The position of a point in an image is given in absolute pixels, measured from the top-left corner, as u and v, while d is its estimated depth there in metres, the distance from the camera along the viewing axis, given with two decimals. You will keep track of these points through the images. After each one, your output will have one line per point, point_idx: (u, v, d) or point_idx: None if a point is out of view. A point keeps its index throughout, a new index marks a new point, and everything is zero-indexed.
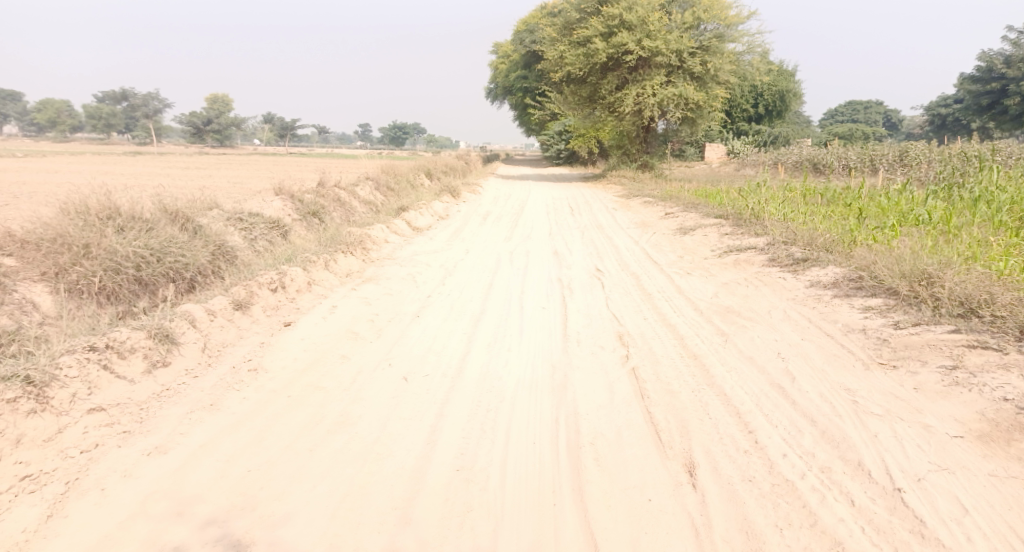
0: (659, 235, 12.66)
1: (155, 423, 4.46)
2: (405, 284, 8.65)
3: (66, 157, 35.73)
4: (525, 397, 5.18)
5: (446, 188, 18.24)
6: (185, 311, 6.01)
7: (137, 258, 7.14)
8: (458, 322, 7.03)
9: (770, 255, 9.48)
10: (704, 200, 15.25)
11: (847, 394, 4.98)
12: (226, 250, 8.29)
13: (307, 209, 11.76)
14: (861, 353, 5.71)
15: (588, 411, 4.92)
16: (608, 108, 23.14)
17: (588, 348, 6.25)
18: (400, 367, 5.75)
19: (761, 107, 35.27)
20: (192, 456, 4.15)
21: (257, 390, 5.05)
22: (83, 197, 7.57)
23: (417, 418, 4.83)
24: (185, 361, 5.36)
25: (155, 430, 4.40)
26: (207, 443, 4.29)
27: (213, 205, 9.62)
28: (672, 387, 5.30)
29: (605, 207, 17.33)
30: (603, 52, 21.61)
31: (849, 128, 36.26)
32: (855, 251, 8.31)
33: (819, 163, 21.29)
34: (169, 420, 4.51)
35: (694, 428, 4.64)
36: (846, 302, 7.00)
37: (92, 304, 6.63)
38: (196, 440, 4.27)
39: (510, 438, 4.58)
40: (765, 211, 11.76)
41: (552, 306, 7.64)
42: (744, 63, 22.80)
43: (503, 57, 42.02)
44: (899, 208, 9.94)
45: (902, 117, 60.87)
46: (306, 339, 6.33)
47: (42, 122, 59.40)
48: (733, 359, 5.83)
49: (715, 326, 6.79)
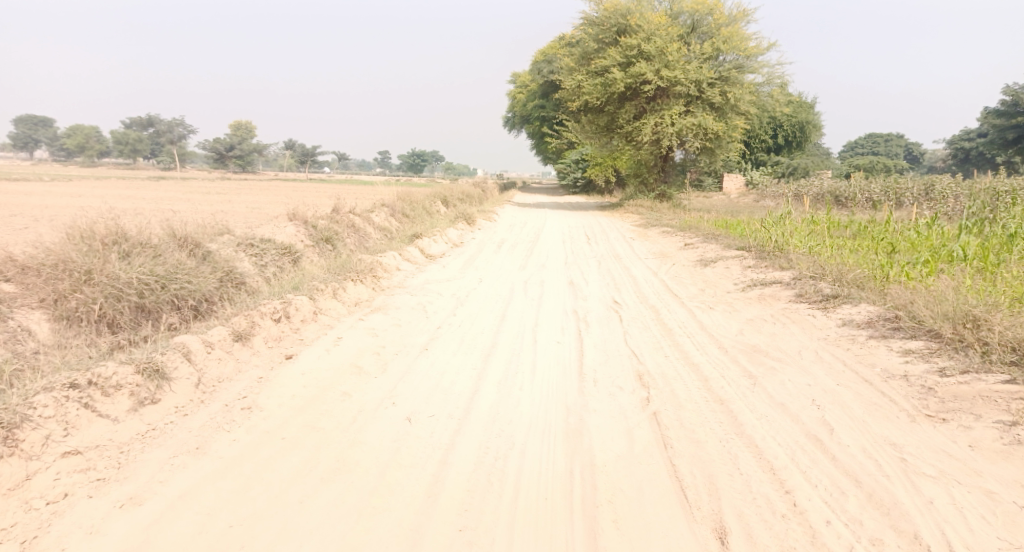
0: (678, 267, 12.27)
1: (133, 469, 4.10)
2: (415, 314, 8.32)
3: (94, 181, 36.06)
4: (536, 444, 4.78)
5: (462, 215, 17.98)
6: (180, 342, 5.68)
7: (140, 285, 6.89)
8: (468, 357, 6.68)
9: (796, 291, 9.05)
10: (724, 231, 14.83)
11: (894, 449, 4.55)
12: (235, 277, 8.04)
13: (320, 235, 11.53)
14: (906, 403, 5.27)
15: (606, 463, 4.51)
16: (626, 137, 22.93)
17: (605, 388, 5.85)
18: (404, 407, 5.39)
19: (781, 138, 34.90)
20: (168, 508, 3.77)
21: (248, 430, 4.68)
22: (92, 221, 7.35)
23: (419, 467, 4.47)
24: (176, 398, 4.99)
25: (131, 476, 4.04)
26: (188, 493, 3.93)
27: (223, 231, 9.40)
28: (697, 436, 4.90)
29: (622, 236, 16.99)
30: (621, 81, 21.44)
31: (871, 160, 35.79)
32: (889, 289, 7.88)
33: (842, 196, 20.88)
34: (148, 466, 4.14)
35: (723, 486, 4.22)
36: (883, 344, 6.57)
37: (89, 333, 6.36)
38: (174, 489, 3.90)
39: (519, 492, 4.19)
40: (790, 244, 11.34)
41: (567, 340, 7.27)
42: (764, 94, 22.50)
43: (520, 87, 42.00)
44: (930, 244, 9.52)
45: (923, 150, 60.37)
46: (307, 373, 5.99)
47: (69, 147, 60.13)
48: (763, 405, 5.41)
49: (742, 367, 6.38)
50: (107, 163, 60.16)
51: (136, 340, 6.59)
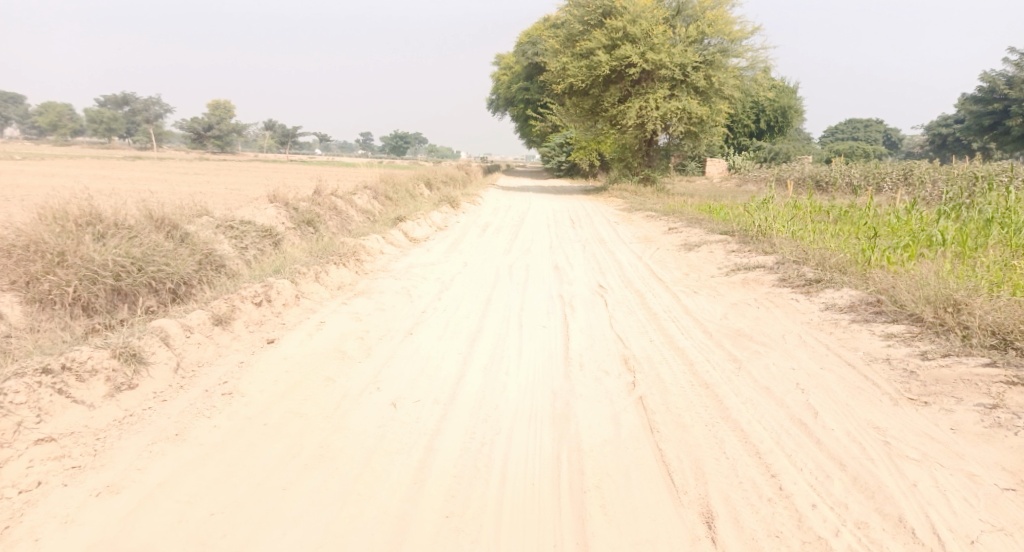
0: (662, 251, 12.26)
1: (109, 457, 4.00)
2: (399, 298, 8.24)
3: (71, 162, 35.32)
4: (523, 428, 4.75)
5: (445, 198, 17.83)
6: (159, 326, 5.54)
7: (116, 268, 6.75)
8: (453, 342, 6.64)
9: (780, 275, 9.07)
10: (707, 216, 14.83)
11: (878, 432, 4.57)
12: (214, 259, 7.91)
13: (302, 217, 11.37)
14: (888, 387, 5.29)
15: (592, 448, 4.48)
16: (610, 120, 22.86)
17: (591, 373, 5.83)
18: (389, 393, 5.34)
19: (763, 123, 34.95)
20: (147, 497, 3.69)
21: (229, 415, 4.60)
22: (65, 202, 7.18)
23: (404, 453, 4.42)
24: (154, 383, 4.88)
25: (108, 464, 3.94)
26: (167, 481, 3.85)
27: (202, 212, 9.23)
28: (683, 420, 4.89)
29: (606, 220, 16.96)
30: (606, 64, 21.32)
31: (851, 146, 36.02)
32: (872, 274, 7.92)
33: (823, 180, 20.98)
34: (125, 453, 4.04)
35: (710, 470, 4.22)
36: (866, 328, 6.60)
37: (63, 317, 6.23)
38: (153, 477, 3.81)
39: (506, 478, 4.15)
40: (773, 228, 11.37)
41: (552, 325, 7.23)
42: (747, 78, 22.49)
43: (504, 69, 41.66)
44: (911, 229, 9.57)
45: (902, 136, 60.89)
46: (289, 358, 5.92)
47: (42, 125, 58.90)
48: (747, 389, 5.41)
49: (726, 351, 6.38)
50: (83, 143, 58.93)
51: (112, 324, 6.46)
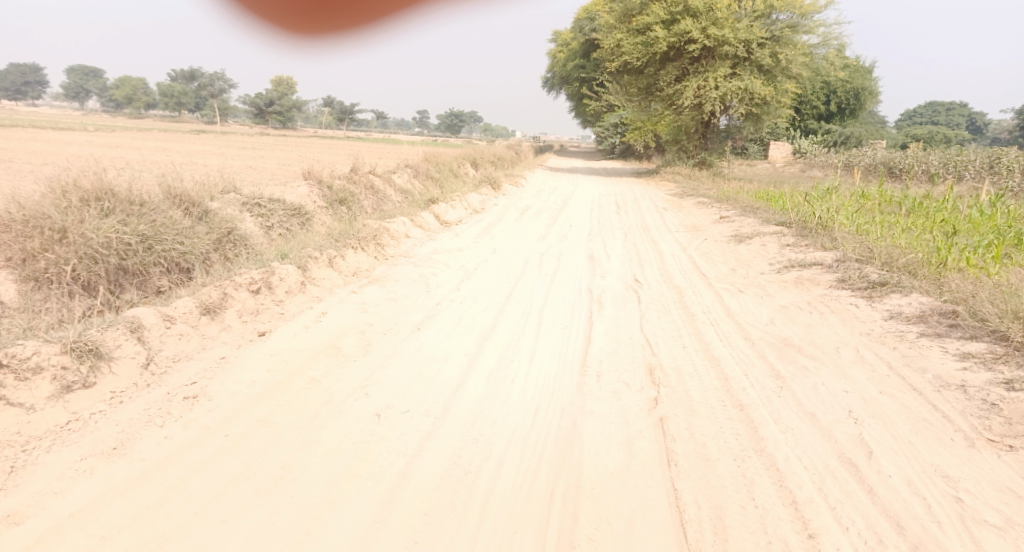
0: (711, 242, 11.37)
1: (30, 475, 3.69)
2: (414, 287, 7.62)
3: (134, 134, 36.01)
4: (516, 455, 4.11)
5: (488, 179, 17.16)
6: (132, 316, 5.20)
7: (120, 246, 6.15)
8: (463, 339, 5.99)
9: (839, 275, 8.14)
10: (764, 204, 13.78)
11: (946, 486, 3.79)
12: (233, 238, 7.41)
13: (336, 196, 10.89)
14: (963, 422, 4.48)
15: (592, 486, 3.81)
16: (667, 100, 21.77)
17: (609, 385, 5.11)
18: (376, 399, 4.74)
19: (833, 105, 32.96)
20: (54, 530, 3.34)
21: (184, 426, 4.21)
22: (75, 173, 6.61)
23: (375, 479, 3.84)
24: (114, 382, 4.64)
25: (25, 484, 3.63)
26: (85, 509, 3.48)
27: (229, 189, 8.81)
28: (708, 452, 4.15)
29: (655, 206, 16.04)
30: (664, 40, 20.19)
31: (930, 130, 33.73)
32: (947, 279, 6.97)
33: (896, 168, 19.49)
34: (51, 471, 3.74)
35: (732, 523, 3.51)
36: (938, 345, 5.74)
37: (63, 298, 5.69)
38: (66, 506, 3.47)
39: (483, 521, 3.55)
40: (835, 220, 10.32)
41: (575, 324, 6.51)
42: (818, 57, 21.09)
43: (561, 45, 40.51)
44: (994, 226, 8.50)
45: (987, 121, 57.18)
46: (277, 353, 5.37)
47: (115, 98, 60.67)
48: (789, 415, 4.62)
49: (769, 364, 5.59)
50: (149, 116, 60.36)
51: (118, 306, 5.94)
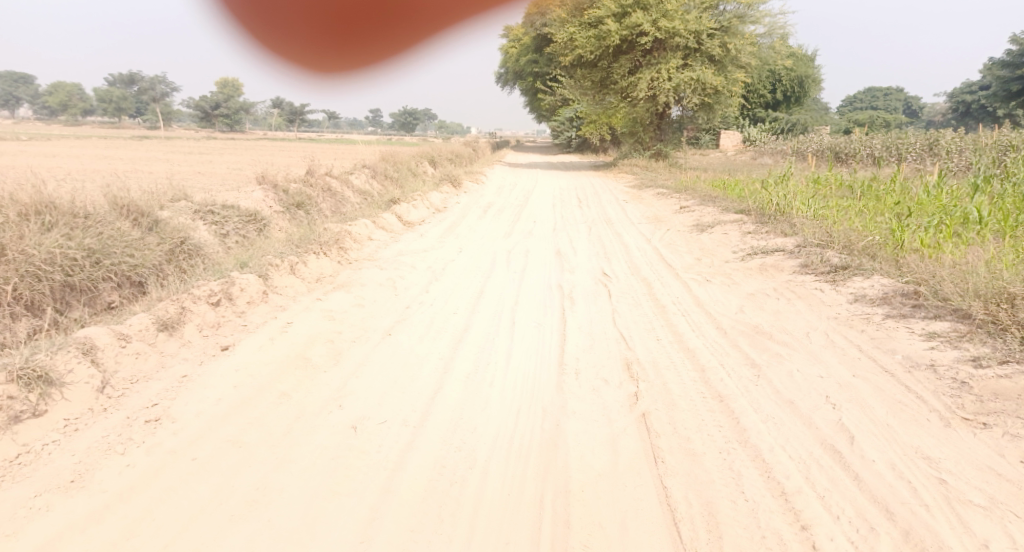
0: (673, 232, 11.41)
1: None
2: (382, 291, 7.44)
3: (79, 142, 34.78)
4: (501, 462, 4.01)
5: (447, 177, 17.01)
6: (85, 337, 4.96)
7: (66, 261, 5.86)
8: (436, 343, 5.86)
9: (802, 260, 8.22)
10: (721, 192, 13.92)
11: (929, 467, 3.84)
12: (187, 247, 7.15)
13: (292, 200, 10.61)
14: (936, 402, 4.55)
15: (582, 489, 3.75)
16: (620, 92, 21.86)
17: (588, 383, 5.04)
18: (351, 410, 4.59)
19: (780, 93, 33.61)
20: None
21: (148, 451, 4.01)
22: (12, 188, 6.26)
23: (356, 495, 3.70)
24: (68, 408, 4.40)
25: None
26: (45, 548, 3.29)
27: (180, 196, 8.50)
28: (693, 446, 4.13)
29: (615, 198, 16.05)
30: (616, 33, 20.27)
31: (871, 115, 34.68)
32: (907, 259, 7.09)
33: (843, 152, 19.91)
34: (2, 509, 3.52)
35: (725, 519, 3.49)
36: (904, 326, 5.82)
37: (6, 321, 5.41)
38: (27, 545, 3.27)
39: (473, 533, 3.45)
40: (793, 206, 10.45)
41: (548, 322, 6.44)
42: (765, 46, 21.49)
43: None
44: (944, 205, 8.70)
45: (923, 104, 59.09)
46: (243, 368, 5.16)
47: (53, 106, 58.57)
48: (768, 404, 4.62)
49: (743, 353, 5.59)
50: (91, 123, 58.43)
51: (64, 326, 5.66)
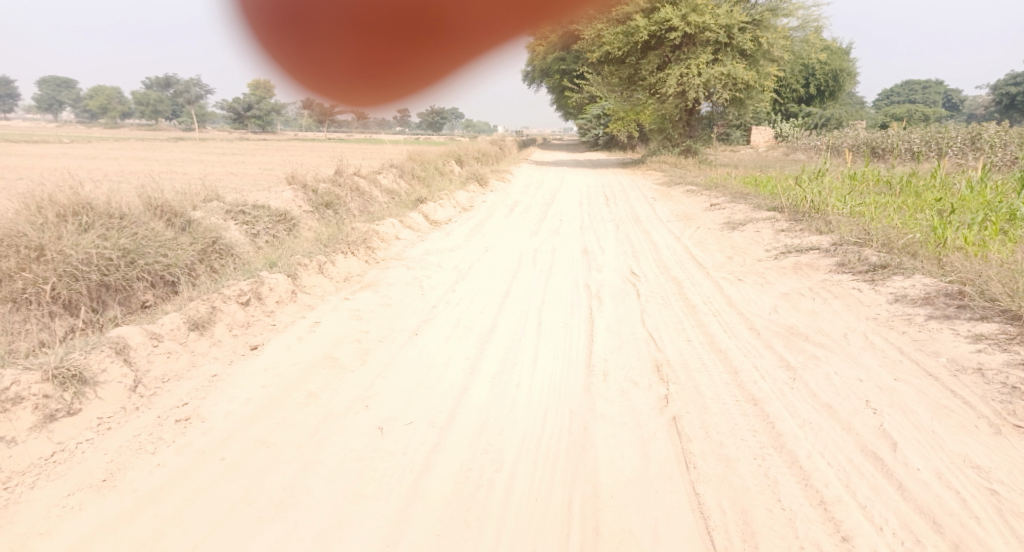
0: (703, 230, 11.21)
1: (15, 514, 3.49)
2: (408, 291, 7.39)
3: (116, 144, 35.51)
4: (529, 466, 3.92)
5: (474, 176, 16.96)
6: (117, 337, 4.98)
7: (101, 261, 5.91)
8: (463, 343, 5.79)
9: (838, 258, 8.00)
10: (752, 189, 13.66)
11: (978, 477, 3.68)
12: (219, 247, 7.18)
13: (321, 199, 10.63)
14: (984, 407, 4.36)
15: (611, 494, 3.65)
16: (649, 89, 21.61)
17: (616, 384, 4.94)
18: (378, 411, 4.55)
19: (813, 87, 33.01)
20: None
21: (178, 451, 4.00)
22: (50, 188, 6.33)
23: (383, 498, 3.64)
24: (101, 406, 4.42)
25: (12, 523, 3.43)
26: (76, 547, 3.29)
27: (212, 197, 8.55)
28: (726, 451, 4.00)
29: (644, 196, 15.85)
30: (645, 29, 20.06)
31: (908, 109, 33.87)
32: (950, 258, 6.86)
33: (879, 147, 19.45)
34: (35, 509, 3.53)
35: (761, 528, 3.37)
36: (947, 328, 5.62)
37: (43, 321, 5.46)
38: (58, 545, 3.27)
39: (501, 539, 3.37)
40: (828, 203, 10.19)
41: (575, 322, 6.34)
42: (797, 40, 21.09)
43: None
44: (988, 201, 8.41)
45: (962, 98, 57.58)
46: (271, 368, 5.14)
47: (93, 109, 59.89)
48: (805, 408, 4.47)
49: (778, 355, 5.43)
50: (127, 125, 59.51)
51: (99, 325, 5.71)
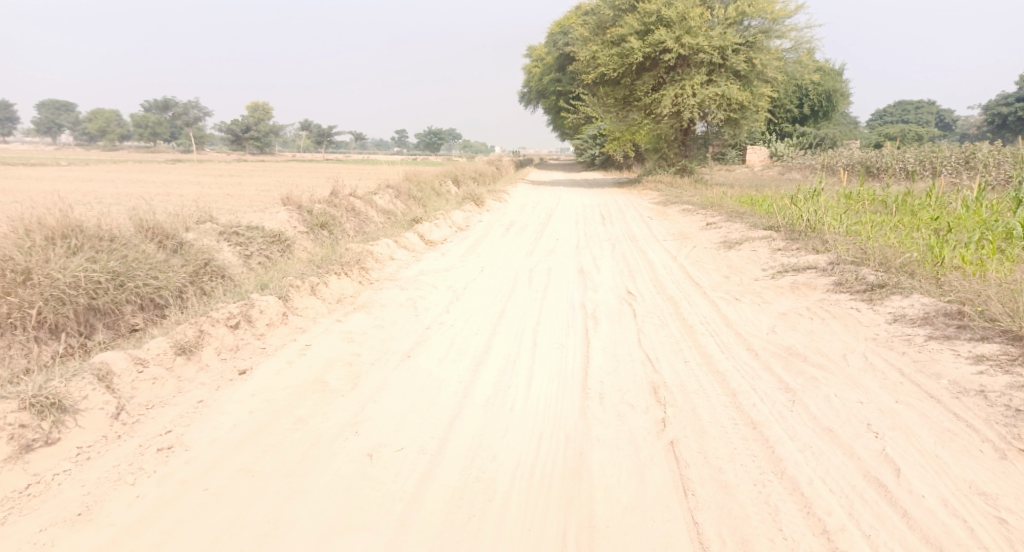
0: (700, 249, 11.14)
1: None
2: (402, 312, 7.29)
3: (114, 166, 35.50)
4: (522, 494, 3.82)
5: (470, 196, 16.90)
6: (101, 362, 4.87)
7: (89, 285, 5.80)
8: (456, 366, 5.69)
9: (836, 277, 7.92)
10: (748, 209, 13.61)
11: (985, 504, 3.59)
12: (211, 269, 7.08)
13: (315, 220, 10.55)
14: (988, 431, 4.27)
15: (607, 523, 3.54)
16: (644, 109, 21.66)
17: (612, 408, 4.83)
18: (368, 436, 4.44)
19: (807, 107, 33.16)
20: None
21: (160, 482, 3.89)
22: (40, 211, 6.24)
23: (371, 529, 3.53)
24: (82, 435, 4.31)
25: None
26: None
27: (205, 218, 8.45)
28: (725, 477, 3.90)
29: (640, 215, 15.79)
30: (639, 51, 20.16)
31: (902, 128, 34.00)
32: (949, 277, 6.78)
33: (874, 167, 19.47)
34: (7, 545, 3.42)
35: None
36: (948, 348, 5.53)
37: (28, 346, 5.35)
38: None
39: None
40: (824, 222, 10.13)
41: (571, 344, 6.24)
42: (790, 60, 21.20)
43: (537, 60, 39.62)
44: (984, 219, 8.35)
45: (955, 117, 57.93)
46: (259, 393, 5.03)
47: (93, 132, 60.06)
48: (805, 431, 4.37)
49: (776, 376, 5.34)
50: (125, 147, 59.60)
51: (85, 350, 5.59)
